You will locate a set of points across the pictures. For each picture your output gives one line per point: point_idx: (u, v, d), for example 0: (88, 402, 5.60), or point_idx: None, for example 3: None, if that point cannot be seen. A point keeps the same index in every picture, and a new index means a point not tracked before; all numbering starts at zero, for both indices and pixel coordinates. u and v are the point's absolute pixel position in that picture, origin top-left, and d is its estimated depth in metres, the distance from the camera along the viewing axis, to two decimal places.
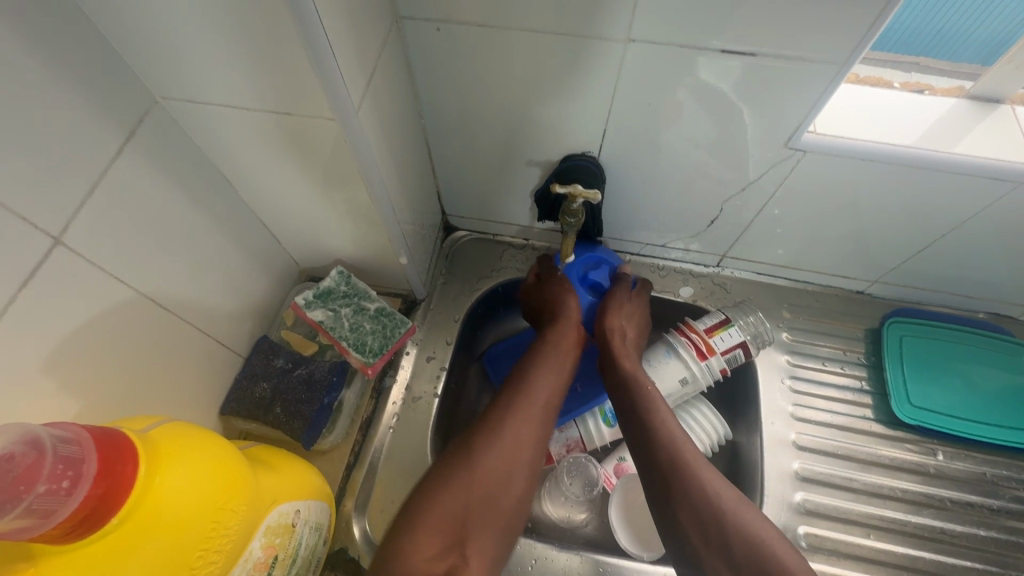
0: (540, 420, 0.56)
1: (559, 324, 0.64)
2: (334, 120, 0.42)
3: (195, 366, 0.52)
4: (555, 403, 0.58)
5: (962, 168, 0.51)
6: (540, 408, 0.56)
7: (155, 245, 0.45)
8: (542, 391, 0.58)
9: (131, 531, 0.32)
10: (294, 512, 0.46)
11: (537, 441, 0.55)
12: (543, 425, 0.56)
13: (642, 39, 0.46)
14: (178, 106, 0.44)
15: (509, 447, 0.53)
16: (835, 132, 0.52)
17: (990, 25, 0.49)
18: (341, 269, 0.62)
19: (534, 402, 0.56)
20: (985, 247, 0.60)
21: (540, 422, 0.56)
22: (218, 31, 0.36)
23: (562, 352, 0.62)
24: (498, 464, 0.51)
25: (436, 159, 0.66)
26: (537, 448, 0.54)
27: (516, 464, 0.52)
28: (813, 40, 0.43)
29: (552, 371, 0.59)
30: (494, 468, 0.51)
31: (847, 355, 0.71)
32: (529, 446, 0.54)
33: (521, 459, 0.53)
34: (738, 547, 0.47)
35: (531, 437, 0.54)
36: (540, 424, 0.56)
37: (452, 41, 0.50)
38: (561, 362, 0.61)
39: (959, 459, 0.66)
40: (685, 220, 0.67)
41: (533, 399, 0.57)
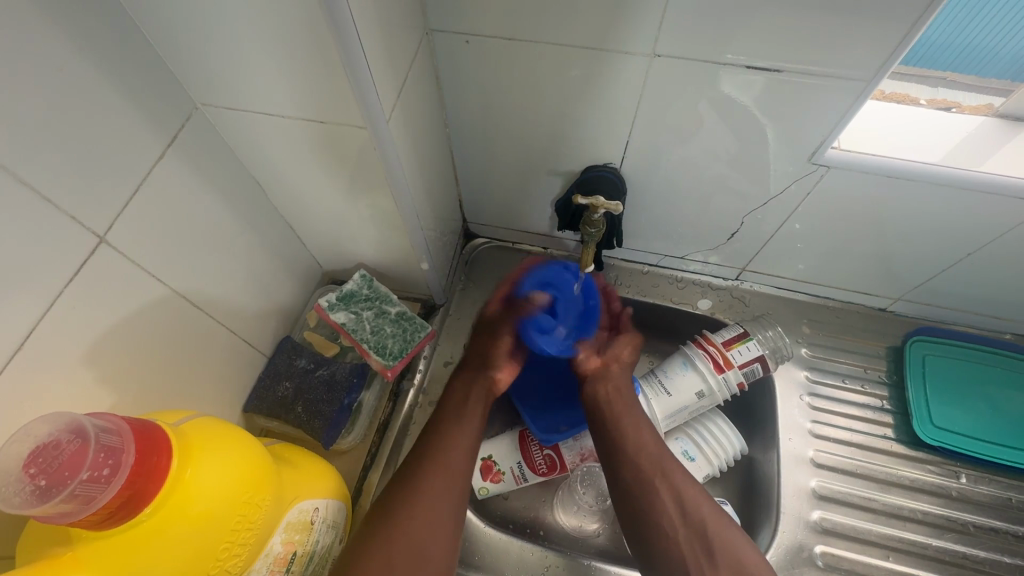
0: (457, 466, 0.55)
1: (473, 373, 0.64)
2: (364, 128, 0.43)
3: (222, 364, 0.54)
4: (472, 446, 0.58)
5: (990, 186, 0.50)
6: (455, 463, 0.55)
7: (190, 245, 0.47)
8: (460, 443, 0.57)
9: (162, 520, 0.33)
10: (313, 510, 0.47)
11: (457, 494, 0.54)
12: (460, 471, 0.55)
13: (666, 53, 0.47)
14: (216, 112, 0.45)
15: (432, 493, 0.52)
16: (859, 149, 0.52)
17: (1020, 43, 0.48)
18: (364, 272, 0.64)
19: (450, 453, 0.56)
20: (1012, 267, 0.59)
21: (458, 476, 0.54)
22: (258, 42, 0.38)
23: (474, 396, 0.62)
24: (421, 508, 0.51)
25: (459, 166, 0.67)
26: (460, 493, 0.54)
27: (438, 513, 0.52)
28: (837, 57, 0.44)
29: (466, 420, 0.59)
30: (417, 520, 0.50)
31: (868, 373, 0.70)
32: (453, 489, 0.54)
33: (442, 512, 0.52)
34: (721, 550, 0.50)
35: (451, 493, 0.53)
36: (458, 468, 0.55)
37: (479, 54, 0.51)
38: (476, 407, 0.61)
39: (983, 483, 0.65)
40: (705, 232, 0.67)
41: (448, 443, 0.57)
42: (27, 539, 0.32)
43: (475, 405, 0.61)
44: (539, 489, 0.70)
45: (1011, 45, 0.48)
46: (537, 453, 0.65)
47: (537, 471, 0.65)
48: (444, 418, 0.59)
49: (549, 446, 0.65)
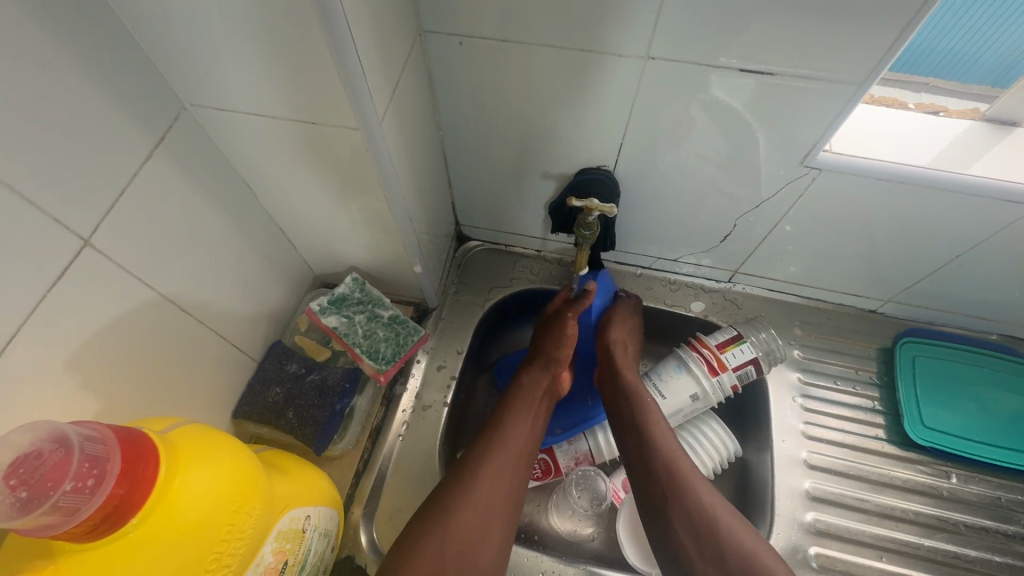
0: (514, 464, 0.55)
1: (532, 367, 0.64)
2: (358, 130, 0.43)
3: (210, 369, 0.53)
4: (530, 444, 0.58)
5: (979, 189, 0.51)
6: (510, 457, 0.55)
7: (178, 248, 0.46)
8: (518, 436, 0.57)
9: (148, 532, 0.32)
10: (305, 518, 0.46)
11: (511, 488, 0.54)
12: (517, 469, 0.55)
13: (660, 56, 0.47)
14: (205, 112, 0.45)
15: (484, 494, 0.52)
16: (850, 152, 0.53)
17: (1002, 49, 0.48)
18: (355, 276, 0.63)
19: (507, 447, 0.56)
20: (999, 268, 0.60)
21: (517, 469, 0.55)
22: (248, 41, 0.37)
23: (536, 392, 0.62)
24: (473, 512, 0.50)
25: (452, 169, 0.67)
26: (514, 492, 0.53)
27: (493, 509, 0.51)
28: (830, 60, 0.44)
29: (524, 417, 0.59)
30: (471, 516, 0.50)
31: (859, 374, 0.71)
32: (506, 489, 0.53)
33: (498, 504, 0.52)
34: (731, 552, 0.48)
35: (509, 486, 0.53)
36: (514, 468, 0.55)
37: (472, 55, 0.51)
38: (533, 402, 0.61)
39: (973, 482, 0.65)
40: (698, 234, 0.68)
41: (507, 442, 0.56)
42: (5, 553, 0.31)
43: (536, 398, 0.61)
44: (533, 493, 0.70)
45: (989, 58, 0.50)
46: None
47: (532, 476, 0.66)
48: (503, 415, 0.59)
49: (544, 450, 0.66)
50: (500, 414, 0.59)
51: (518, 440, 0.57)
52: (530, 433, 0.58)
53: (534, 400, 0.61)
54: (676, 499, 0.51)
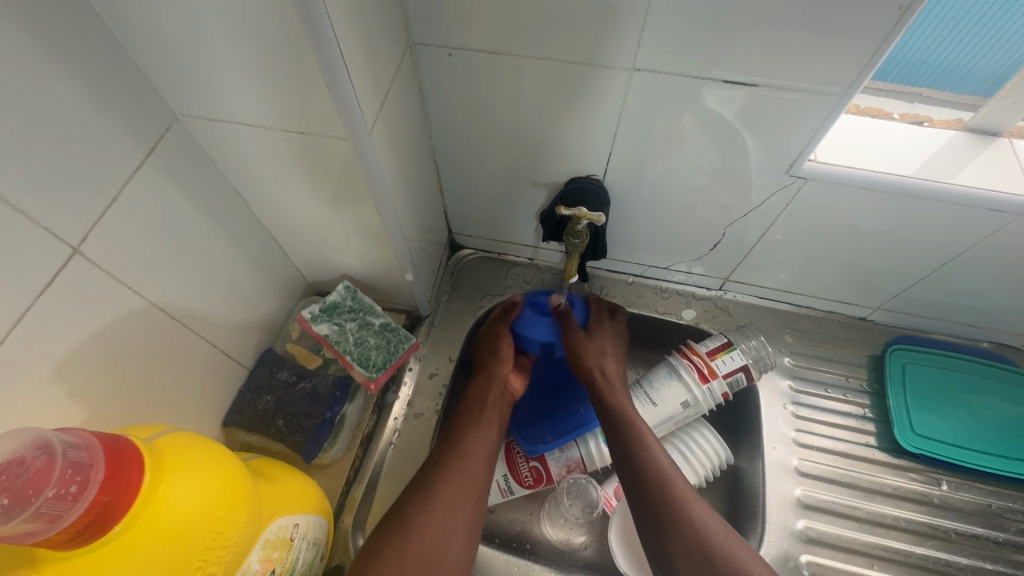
0: (475, 474, 0.55)
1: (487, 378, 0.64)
2: (347, 140, 0.43)
3: (200, 377, 0.53)
4: (490, 454, 0.58)
5: (963, 198, 0.52)
6: (470, 469, 0.55)
7: (168, 256, 0.46)
8: (478, 448, 0.57)
9: (132, 539, 0.32)
10: (293, 526, 0.46)
11: (475, 498, 0.54)
12: (477, 479, 0.55)
13: (646, 68, 0.48)
14: (197, 123, 0.45)
15: (444, 504, 0.51)
16: (835, 161, 0.53)
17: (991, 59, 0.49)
18: (347, 284, 0.63)
19: (470, 457, 0.56)
20: (986, 276, 0.60)
21: (476, 478, 0.55)
22: (238, 52, 0.38)
23: (489, 403, 0.62)
24: (432, 522, 0.50)
25: (444, 178, 0.67)
26: (475, 503, 0.53)
27: (454, 520, 0.51)
28: (812, 71, 0.45)
29: (481, 427, 0.59)
30: (435, 526, 0.50)
31: (849, 381, 0.71)
32: (468, 499, 0.53)
33: (458, 514, 0.51)
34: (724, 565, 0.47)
35: (469, 496, 0.53)
36: (474, 478, 0.55)
37: (462, 67, 0.52)
38: (490, 413, 0.61)
39: (963, 489, 0.65)
40: (688, 243, 0.68)
41: (466, 453, 0.56)
42: None
43: (491, 408, 0.62)
44: (525, 502, 0.69)
45: (982, 64, 0.50)
46: (523, 464, 0.66)
47: (523, 484, 0.66)
48: (460, 426, 0.59)
49: (535, 457, 0.66)
50: (457, 426, 0.59)
51: (477, 451, 0.57)
52: (489, 444, 0.58)
53: (489, 411, 0.61)
54: (665, 510, 0.51)
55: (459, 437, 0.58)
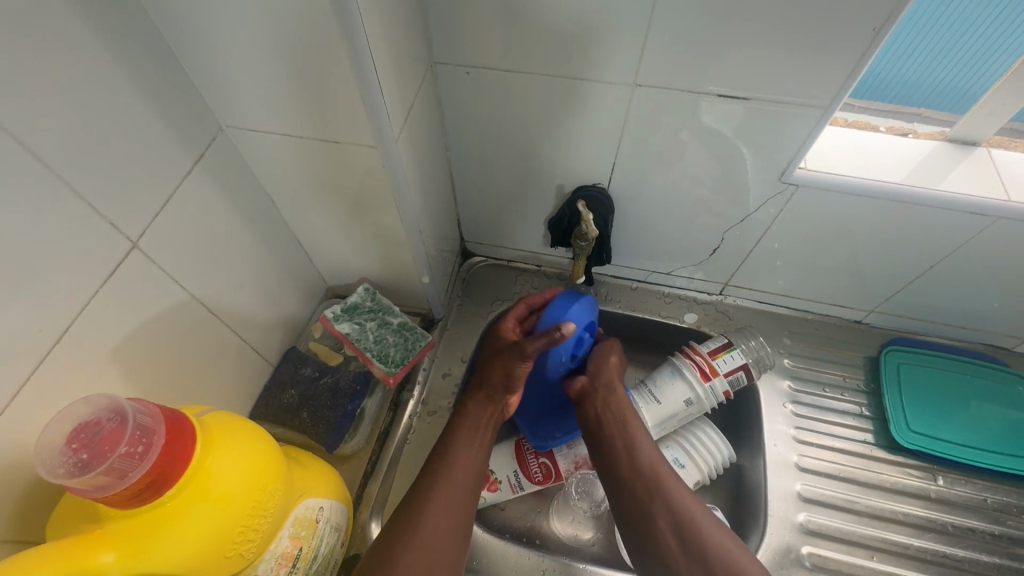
0: (460, 504, 0.55)
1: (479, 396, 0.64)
2: (375, 147, 0.48)
3: (231, 370, 0.56)
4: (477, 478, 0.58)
5: (944, 201, 0.55)
6: (457, 496, 0.56)
7: (209, 255, 0.50)
8: (463, 475, 0.57)
9: (182, 503, 0.34)
10: (319, 509, 0.49)
11: (460, 526, 0.54)
12: (462, 508, 0.55)
13: (646, 83, 0.52)
14: (240, 134, 0.49)
15: (430, 536, 0.52)
16: (824, 168, 0.57)
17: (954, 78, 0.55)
18: (367, 286, 0.67)
19: (453, 489, 0.56)
20: (972, 278, 0.64)
21: (462, 506, 0.55)
22: (283, 69, 0.42)
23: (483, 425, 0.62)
24: (420, 553, 0.50)
25: (458, 187, 0.71)
26: (462, 529, 0.54)
27: (440, 549, 0.52)
28: (799, 86, 0.49)
29: (471, 450, 0.59)
30: (420, 556, 0.50)
31: (847, 381, 0.73)
32: (453, 528, 0.54)
33: (443, 546, 0.52)
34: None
35: (455, 527, 0.54)
36: (460, 505, 0.55)
37: (478, 83, 0.57)
38: (479, 434, 0.61)
39: (959, 484, 0.67)
40: (689, 249, 0.72)
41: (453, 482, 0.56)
42: (64, 515, 0.35)
43: (483, 428, 0.62)
44: (535, 498, 0.72)
45: (980, 84, 0.55)
46: (533, 461, 0.68)
47: (533, 480, 0.68)
48: (449, 450, 0.58)
49: (544, 454, 0.68)
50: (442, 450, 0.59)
51: (463, 478, 0.57)
52: (473, 468, 0.58)
53: (480, 435, 0.61)
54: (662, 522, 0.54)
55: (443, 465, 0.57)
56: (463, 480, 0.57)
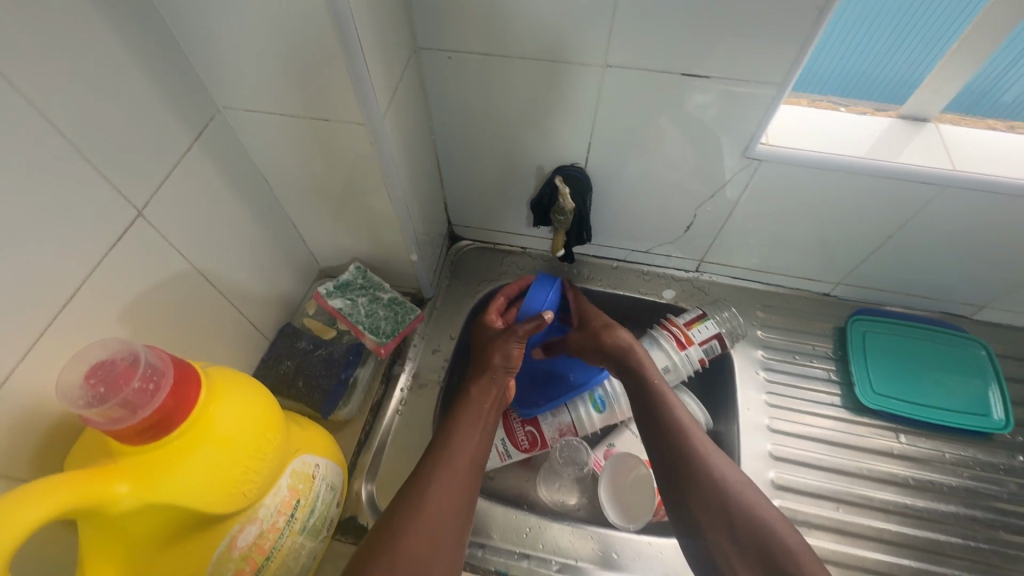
0: (462, 483, 0.55)
1: (481, 378, 0.64)
2: (363, 125, 0.51)
3: (229, 341, 0.59)
4: (478, 458, 0.58)
5: (895, 172, 0.60)
6: (458, 473, 0.55)
7: (208, 229, 0.53)
8: (466, 451, 0.57)
9: (188, 443, 0.38)
10: (315, 466, 0.52)
11: (460, 504, 0.54)
12: (464, 487, 0.55)
13: (616, 64, 0.56)
14: (236, 114, 0.53)
15: (430, 515, 0.51)
16: (784, 143, 0.61)
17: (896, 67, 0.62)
18: (358, 264, 0.70)
19: (453, 468, 0.55)
20: (927, 246, 0.68)
21: (464, 486, 0.55)
22: (275, 50, 0.45)
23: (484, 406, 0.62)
24: (420, 534, 0.50)
25: (445, 172, 0.75)
26: (462, 510, 0.53)
27: (441, 530, 0.51)
28: (756, 64, 0.53)
29: (472, 430, 0.59)
30: (420, 535, 0.49)
31: (816, 349, 0.77)
32: (455, 507, 0.53)
33: (444, 528, 0.51)
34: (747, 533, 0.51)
35: (456, 507, 0.53)
36: (462, 484, 0.55)
37: (460, 68, 0.60)
38: (480, 415, 0.61)
39: (921, 442, 0.71)
40: (664, 227, 0.76)
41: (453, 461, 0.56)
42: (84, 450, 0.38)
43: (484, 408, 0.62)
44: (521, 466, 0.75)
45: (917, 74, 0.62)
46: (519, 429, 0.72)
47: (520, 448, 0.72)
48: (448, 430, 0.58)
49: (529, 422, 0.72)
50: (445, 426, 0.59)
51: (464, 456, 0.57)
52: (476, 444, 0.59)
53: (480, 416, 0.61)
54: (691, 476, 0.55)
55: (446, 440, 0.58)
56: (461, 460, 0.56)
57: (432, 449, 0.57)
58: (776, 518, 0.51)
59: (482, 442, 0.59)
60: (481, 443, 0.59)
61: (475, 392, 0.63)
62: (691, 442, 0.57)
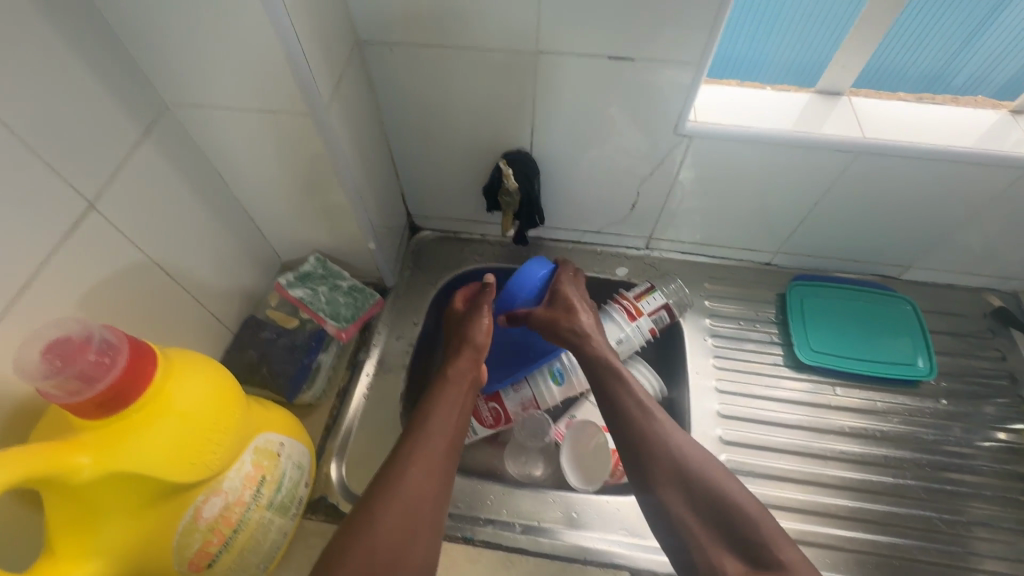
0: (440, 466, 0.57)
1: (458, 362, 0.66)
2: (308, 114, 0.54)
3: (191, 332, 0.61)
4: (454, 441, 0.60)
5: (812, 142, 0.64)
6: (435, 457, 0.57)
7: (163, 221, 0.55)
8: (442, 436, 0.59)
9: (146, 416, 0.40)
10: (280, 444, 0.54)
11: (439, 487, 0.55)
12: (442, 470, 0.56)
13: (547, 50, 0.59)
14: (185, 110, 0.55)
15: (409, 498, 0.53)
16: (711, 120, 0.65)
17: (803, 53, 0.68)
18: (318, 255, 0.73)
19: (430, 453, 0.57)
20: (849, 211, 0.74)
21: (440, 469, 0.56)
22: (217, 44, 0.48)
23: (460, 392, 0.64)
24: (399, 516, 0.51)
25: (399, 163, 0.78)
26: (441, 492, 0.55)
27: (420, 512, 0.53)
28: (675, 45, 0.57)
29: (448, 415, 0.61)
30: (400, 517, 0.51)
31: (759, 315, 0.82)
32: (433, 489, 0.55)
33: (423, 509, 0.53)
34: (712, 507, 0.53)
35: (434, 490, 0.55)
36: (440, 466, 0.57)
37: (403, 60, 0.63)
38: (456, 401, 0.63)
39: (856, 393, 0.77)
40: (612, 207, 0.80)
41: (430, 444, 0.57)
42: (48, 425, 0.41)
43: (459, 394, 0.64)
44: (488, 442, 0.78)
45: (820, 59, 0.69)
46: (484, 406, 0.75)
47: (485, 424, 0.75)
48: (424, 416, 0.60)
49: (493, 399, 0.75)
50: (419, 413, 0.60)
51: (441, 439, 0.58)
52: (450, 427, 0.60)
53: (456, 402, 0.63)
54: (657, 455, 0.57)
55: (420, 427, 0.59)
56: (438, 443, 0.58)
57: (407, 434, 0.58)
58: (737, 489, 0.54)
59: (456, 426, 0.61)
60: (455, 427, 0.61)
61: (447, 379, 0.64)
62: (656, 422, 0.59)
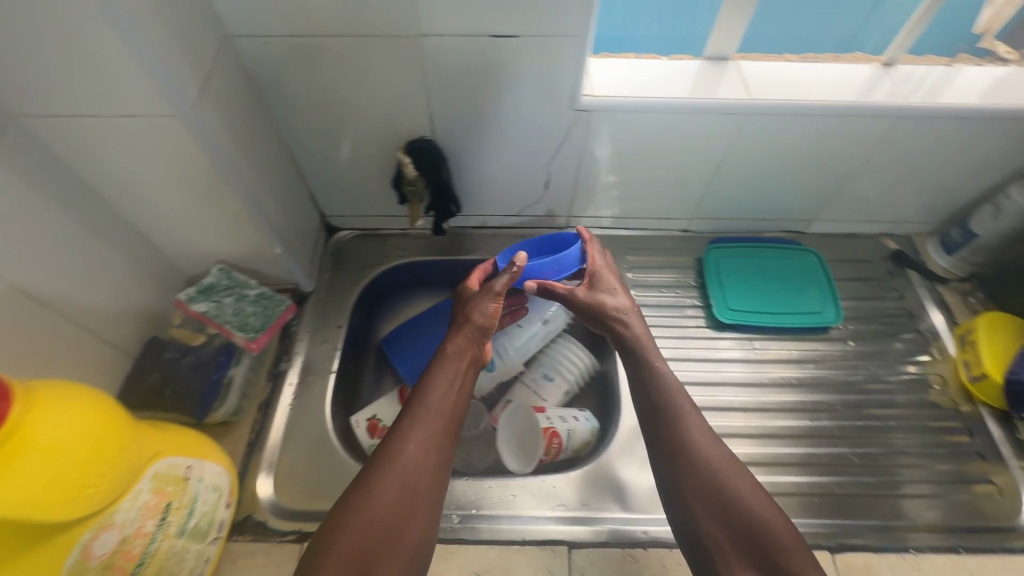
0: (440, 439, 0.54)
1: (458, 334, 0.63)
2: (173, 115, 0.50)
3: (78, 361, 0.57)
4: (455, 419, 0.57)
5: (703, 107, 0.66)
6: (435, 430, 0.54)
7: (23, 244, 0.51)
8: (443, 407, 0.56)
9: (7, 456, 0.36)
10: (188, 467, 0.52)
11: (437, 465, 0.53)
12: (443, 445, 0.54)
13: (429, 33, 0.58)
14: (33, 122, 0.50)
15: (403, 480, 0.50)
16: (605, 93, 0.66)
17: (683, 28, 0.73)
18: (221, 266, 0.69)
19: (431, 426, 0.54)
20: (749, 173, 0.77)
21: (440, 452, 0.53)
22: (50, 46, 0.44)
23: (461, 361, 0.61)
24: (390, 497, 0.49)
25: (301, 162, 0.75)
26: (440, 472, 0.53)
27: (419, 495, 0.50)
28: (556, 19, 0.57)
29: (448, 388, 0.58)
30: (391, 500, 0.49)
31: (680, 281, 0.85)
32: (432, 471, 0.52)
33: (422, 491, 0.51)
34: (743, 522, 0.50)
35: (433, 469, 0.52)
36: (443, 442, 0.54)
37: (281, 53, 0.60)
38: (458, 375, 0.59)
39: (773, 346, 0.80)
40: (526, 188, 0.80)
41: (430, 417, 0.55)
42: None
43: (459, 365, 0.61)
44: None
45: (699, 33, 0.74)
46: None
47: None
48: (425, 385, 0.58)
49: None
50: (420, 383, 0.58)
51: (440, 410, 0.56)
52: (451, 400, 0.57)
53: (458, 373, 0.60)
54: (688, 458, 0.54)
55: (421, 399, 0.56)
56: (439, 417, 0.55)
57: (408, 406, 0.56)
58: (749, 486, 0.52)
59: (458, 400, 0.58)
60: (459, 401, 0.58)
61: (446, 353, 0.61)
62: (680, 417, 0.57)
